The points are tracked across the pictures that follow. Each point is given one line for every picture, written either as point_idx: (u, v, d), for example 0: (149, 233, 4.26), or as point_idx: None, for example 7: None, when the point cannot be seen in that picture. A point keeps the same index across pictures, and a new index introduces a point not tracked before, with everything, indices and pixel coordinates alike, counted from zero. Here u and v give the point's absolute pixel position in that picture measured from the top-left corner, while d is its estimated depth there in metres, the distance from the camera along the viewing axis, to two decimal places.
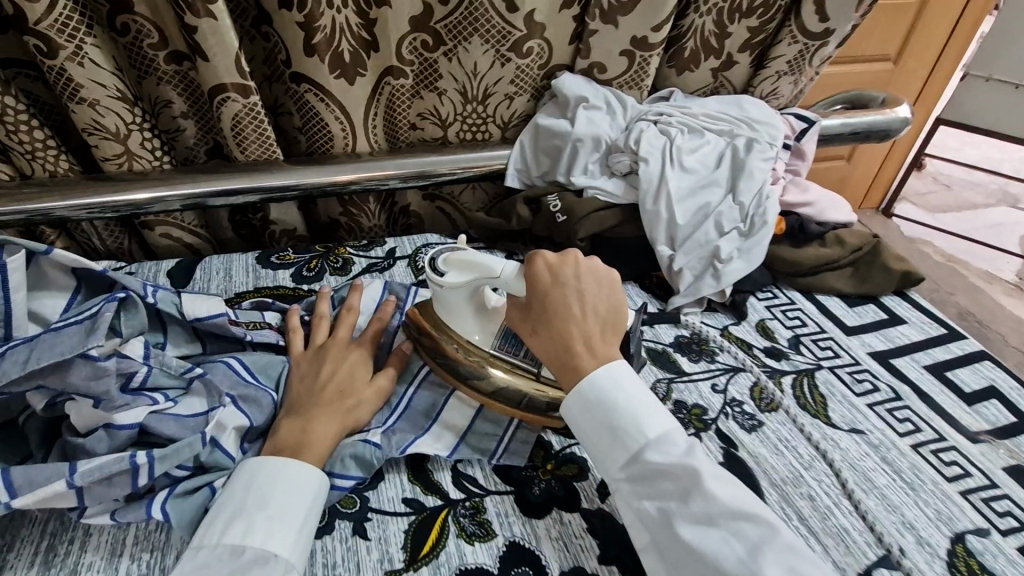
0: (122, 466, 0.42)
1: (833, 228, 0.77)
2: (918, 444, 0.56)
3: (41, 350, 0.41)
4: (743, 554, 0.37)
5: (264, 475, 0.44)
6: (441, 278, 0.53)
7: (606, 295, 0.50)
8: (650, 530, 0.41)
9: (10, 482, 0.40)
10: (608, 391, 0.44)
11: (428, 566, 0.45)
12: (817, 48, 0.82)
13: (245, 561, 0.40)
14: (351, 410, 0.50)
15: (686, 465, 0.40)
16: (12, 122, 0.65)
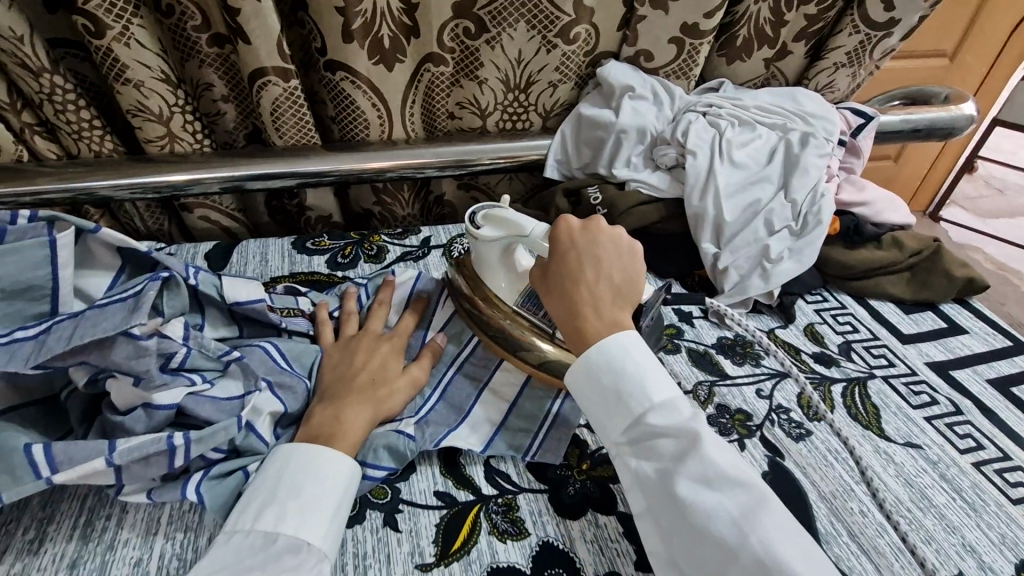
0: (160, 447, 0.42)
1: (890, 230, 0.72)
2: (980, 462, 0.52)
3: (85, 326, 0.41)
4: (738, 517, 0.35)
5: (296, 462, 0.43)
6: (477, 231, 0.54)
7: (623, 263, 0.48)
8: (645, 493, 0.39)
9: (51, 457, 0.40)
10: (611, 351, 0.43)
11: (459, 562, 0.44)
12: (879, 40, 0.77)
13: (278, 550, 0.39)
14: (384, 399, 0.49)
15: (689, 430, 0.38)
16: (61, 102, 0.65)
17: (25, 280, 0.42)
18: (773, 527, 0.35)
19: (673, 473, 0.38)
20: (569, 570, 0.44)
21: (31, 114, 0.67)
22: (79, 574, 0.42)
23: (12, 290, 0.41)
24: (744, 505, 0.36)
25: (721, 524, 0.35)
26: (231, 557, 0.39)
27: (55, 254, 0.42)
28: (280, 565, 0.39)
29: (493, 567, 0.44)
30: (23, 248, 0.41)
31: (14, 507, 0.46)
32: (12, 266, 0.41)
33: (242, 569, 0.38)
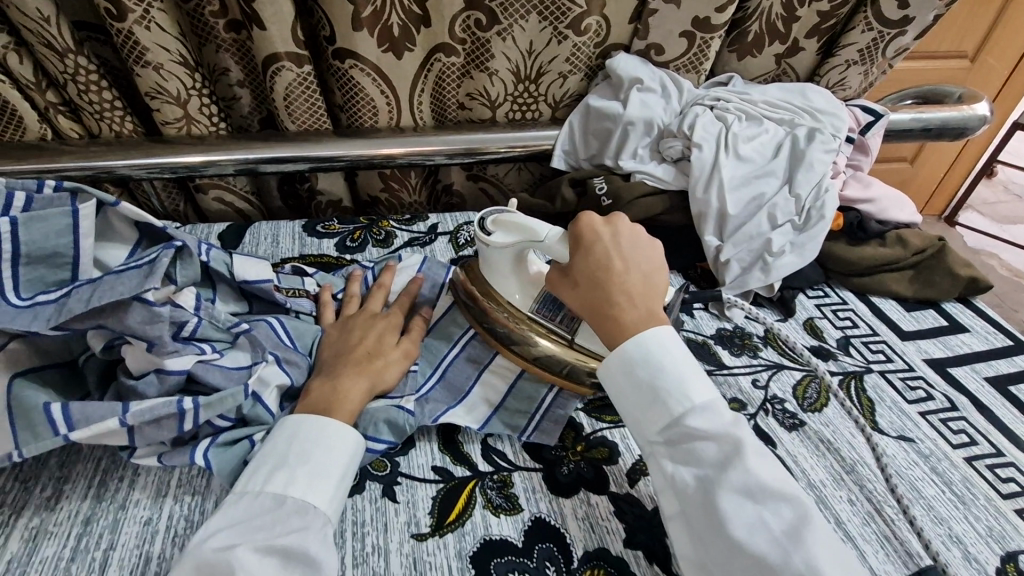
0: (170, 411, 0.44)
1: (894, 228, 0.73)
2: (972, 457, 0.53)
3: (104, 289, 0.42)
4: (780, 535, 0.36)
5: (305, 431, 0.45)
6: (489, 237, 0.53)
7: (648, 255, 0.49)
8: (680, 498, 0.40)
9: (68, 415, 0.43)
10: (649, 349, 0.44)
11: (454, 533, 0.45)
12: (892, 37, 0.77)
13: (287, 511, 0.41)
14: (379, 370, 0.51)
15: (732, 436, 0.39)
16: (84, 82, 0.67)
17: (48, 247, 0.44)
18: (816, 546, 0.36)
19: (713, 480, 0.38)
20: (560, 544, 0.45)
21: (54, 93, 0.70)
22: (92, 530, 0.44)
23: (36, 256, 0.43)
24: (785, 520, 0.37)
25: (760, 537, 0.36)
26: (241, 516, 0.40)
27: (77, 223, 0.44)
28: (287, 525, 0.40)
29: (485, 539, 0.45)
30: (46, 217, 0.43)
31: (33, 465, 0.48)
32: (36, 233, 0.43)
33: (252, 529, 0.39)
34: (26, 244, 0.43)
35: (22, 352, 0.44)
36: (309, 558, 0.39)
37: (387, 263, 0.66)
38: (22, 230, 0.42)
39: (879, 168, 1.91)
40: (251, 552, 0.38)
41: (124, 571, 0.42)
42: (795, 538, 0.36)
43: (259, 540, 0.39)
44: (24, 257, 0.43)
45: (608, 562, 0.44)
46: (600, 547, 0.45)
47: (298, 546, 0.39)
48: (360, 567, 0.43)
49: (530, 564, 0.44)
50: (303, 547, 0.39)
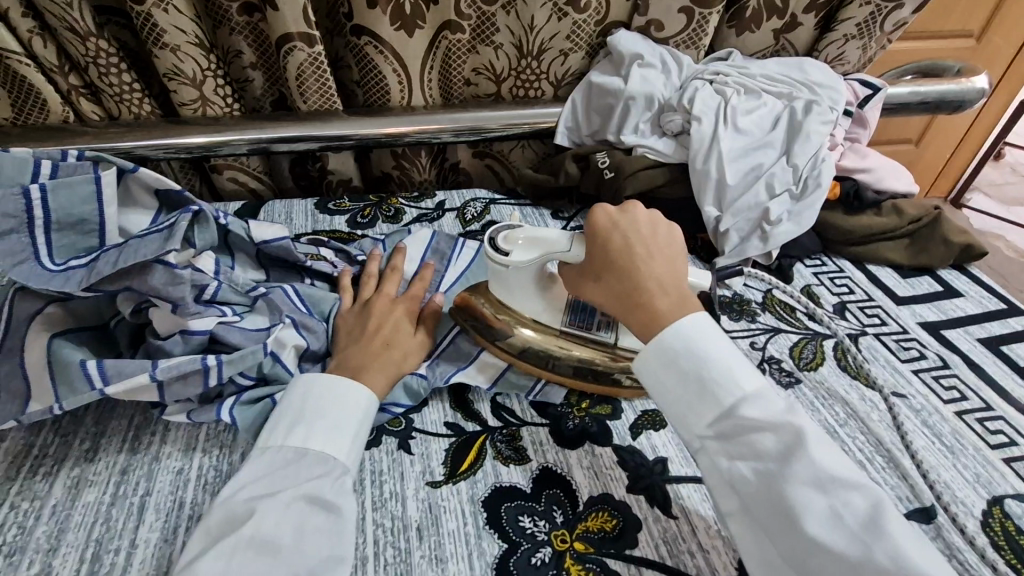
0: (195, 367, 0.46)
1: (890, 198, 0.75)
2: (963, 411, 0.55)
3: (128, 252, 0.44)
4: (858, 529, 0.34)
5: (321, 389, 0.46)
6: (508, 258, 0.52)
7: (669, 241, 0.49)
8: (743, 494, 0.38)
9: (103, 371, 0.45)
10: (692, 338, 0.43)
11: (466, 480, 0.48)
12: (889, 10, 0.78)
13: (307, 462, 0.43)
14: (399, 358, 0.52)
15: (792, 425, 0.38)
16: (104, 64, 0.70)
17: (76, 213, 0.46)
18: (896, 535, 0.34)
19: (779, 472, 0.37)
20: (566, 490, 0.48)
21: (77, 77, 0.72)
22: (129, 478, 0.47)
23: (65, 222, 0.45)
24: (861, 510, 0.35)
25: (837, 531, 0.35)
26: (265, 468, 0.42)
27: (100, 190, 0.46)
28: (309, 474, 0.42)
29: (496, 485, 0.48)
30: (74, 184, 0.45)
31: (71, 421, 0.51)
32: (64, 199, 0.45)
33: (277, 478, 0.41)
34: (55, 210, 0.45)
35: (58, 315, 0.46)
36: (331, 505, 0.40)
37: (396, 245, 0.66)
38: (49, 196, 0.44)
39: (884, 149, 1.91)
40: (273, 500, 0.39)
41: (160, 514, 0.45)
42: (876, 530, 0.34)
43: (281, 489, 0.40)
44: (55, 223, 0.45)
45: (611, 505, 0.47)
46: (604, 493, 0.48)
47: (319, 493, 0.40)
48: (379, 511, 0.46)
49: (538, 508, 0.46)
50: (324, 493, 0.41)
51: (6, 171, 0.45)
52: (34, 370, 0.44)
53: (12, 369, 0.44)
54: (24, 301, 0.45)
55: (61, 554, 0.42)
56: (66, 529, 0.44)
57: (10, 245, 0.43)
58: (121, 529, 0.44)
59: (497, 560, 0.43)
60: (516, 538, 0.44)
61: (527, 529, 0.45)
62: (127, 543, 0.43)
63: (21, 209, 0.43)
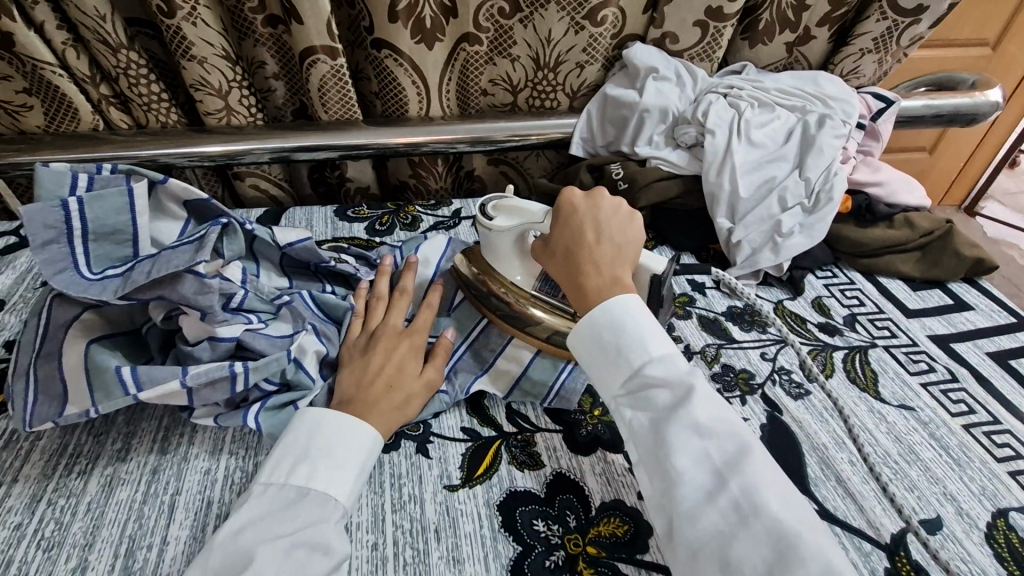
0: (223, 373, 0.48)
1: (902, 211, 0.75)
2: (970, 424, 0.56)
3: (161, 263, 0.46)
4: (720, 465, 0.38)
5: (327, 426, 0.45)
6: (491, 222, 0.57)
7: (624, 227, 0.53)
8: (638, 441, 0.42)
9: (136, 377, 0.46)
10: (614, 308, 0.46)
11: (483, 485, 0.50)
12: (904, 25, 0.79)
13: (309, 503, 0.42)
14: (401, 405, 0.50)
15: (685, 382, 0.41)
16: (134, 75, 0.72)
17: (110, 224, 0.47)
18: (752, 473, 0.38)
19: (664, 419, 0.41)
20: (579, 496, 0.49)
21: (107, 86, 0.75)
22: (159, 478, 0.49)
23: (101, 232, 0.47)
24: (727, 452, 0.39)
25: (700, 467, 0.38)
26: (265, 508, 0.41)
27: (132, 202, 0.48)
28: (310, 517, 0.41)
29: (511, 490, 0.49)
30: (110, 194, 0.47)
31: (103, 421, 0.53)
32: (100, 210, 0.47)
33: (277, 521, 0.40)
34: (92, 221, 0.46)
35: (93, 321, 0.48)
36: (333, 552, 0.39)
37: (410, 259, 0.64)
38: (87, 208, 0.46)
39: (897, 158, 1.91)
40: (278, 544, 0.38)
41: (189, 513, 0.47)
42: (734, 466, 0.38)
43: (280, 534, 0.39)
44: (92, 233, 0.46)
45: (623, 511, 0.48)
46: (616, 499, 0.49)
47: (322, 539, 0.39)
48: (399, 512, 0.48)
49: (553, 512, 0.48)
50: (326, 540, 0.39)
51: (45, 186, 0.47)
52: (72, 373, 0.46)
53: (51, 372, 0.46)
54: (62, 308, 0.47)
55: (96, 549, 0.44)
56: (100, 525, 0.46)
57: (50, 255, 0.45)
58: (153, 526, 0.46)
59: (512, 563, 0.44)
60: (531, 541, 0.46)
61: (542, 533, 0.47)
62: (158, 539, 0.45)
63: (60, 220, 0.45)
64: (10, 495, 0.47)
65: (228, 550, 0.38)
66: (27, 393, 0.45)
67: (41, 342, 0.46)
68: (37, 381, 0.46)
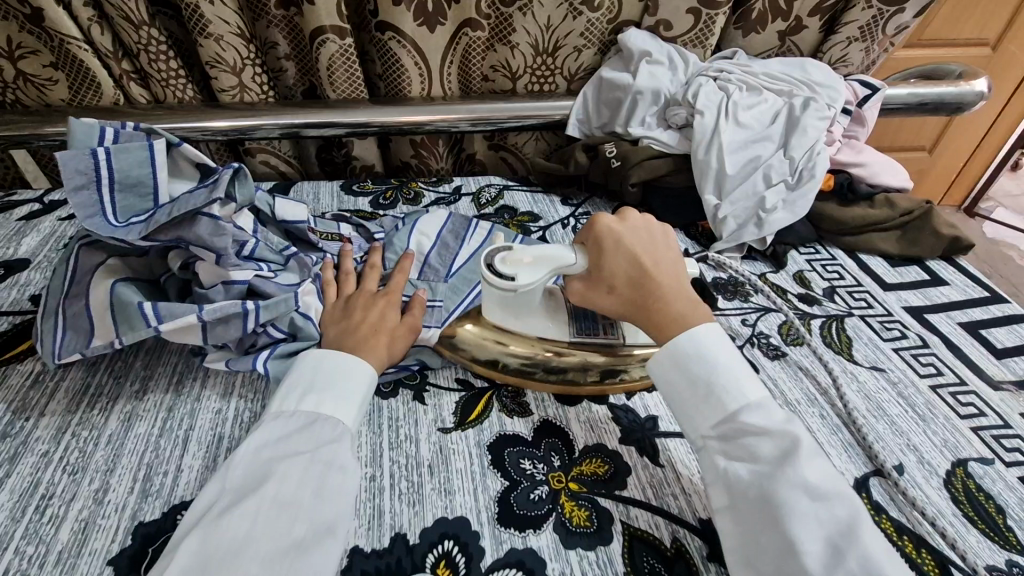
0: (236, 310, 0.51)
1: (884, 191, 0.79)
2: (937, 385, 0.59)
3: (180, 204, 0.50)
4: (833, 531, 0.37)
5: (331, 363, 0.49)
6: (515, 282, 0.52)
7: (668, 249, 0.55)
8: (733, 493, 0.41)
9: (157, 312, 0.49)
10: (700, 345, 0.47)
11: (474, 428, 0.53)
12: (891, 15, 0.82)
13: (319, 426, 0.45)
14: (385, 345, 0.54)
15: (789, 433, 0.41)
16: (154, 52, 0.76)
17: (133, 176, 0.51)
18: (868, 539, 0.36)
19: (771, 475, 0.40)
20: (564, 439, 0.53)
21: (128, 62, 0.79)
22: (174, 415, 0.53)
23: (126, 183, 0.50)
24: (839, 517, 0.37)
25: (815, 535, 0.37)
26: (279, 431, 0.45)
27: (153, 157, 0.52)
28: (320, 437, 0.45)
29: (501, 433, 0.53)
30: (134, 149, 0.51)
31: (123, 365, 0.57)
32: (125, 161, 0.50)
33: (290, 442, 0.44)
34: (118, 171, 0.50)
35: (117, 266, 0.52)
36: (341, 466, 0.43)
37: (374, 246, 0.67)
38: (114, 158, 0.50)
39: (895, 157, 1.93)
40: (296, 462, 0.42)
41: (201, 446, 0.51)
42: (850, 532, 0.37)
43: (295, 453, 0.43)
44: (118, 183, 0.50)
45: (604, 453, 0.52)
46: (598, 443, 0.53)
47: (332, 456, 0.43)
48: (396, 450, 0.51)
49: (538, 452, 0.51)
50: (335, 456, 0.43)
51: (77, 137, 0.51)
52: (98, 309, 0.50)
53: (78, 311, 0.50)
54: (88, 254, 0.51)
55: (117, 474, 0.48)
56: (120, 454, 0.50)
57: (81, 200, 0.48)
58: (168, 455, 0.50)
59: (499, 495, 0.48)
60: (516, 477, 0.49)
61: (527, 470, 0.50)
62: (173, 467, 0.49)
63: (90, 167, 0.49)
64: (38, 426, 0.51)
65: (248, 468, 0.42)
66: (57, 327, 0.49)
67: (69, 284, 0.50)
68: (65, 319, 0.50)
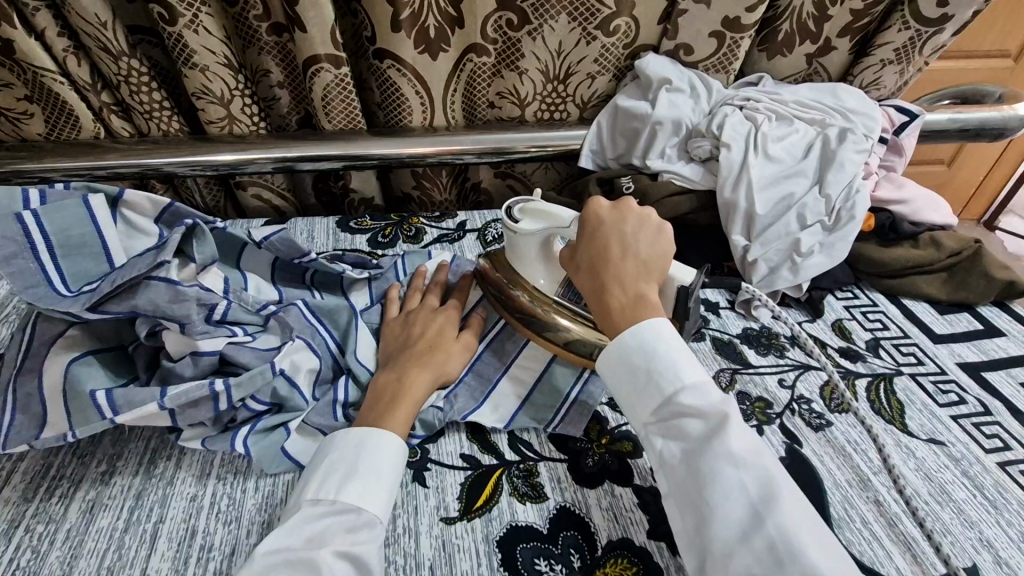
0: (204, 393, 0.45)
1: (928, 230, 0.72)
2: (1005, 462, 0.52)
3: (125, 268, 0.45)
4: (756, 500, 0.35)
5: (375, 443, 0.45)
6: (515, 224, 0.55)
7: (654, 243, 0.48)
8: (669, 474, 0.39)
9: (113, 400, 0.44)
10: (645, 330, 0.42)
11: (481, 517, 0.47)
12: (930, 36, 0.76)
13: (364, 523, 0.41)
14: (441, 362, 0.53)
15: (719, 410, 0.38)
16: (136, 83, 0.71)
17: (75, 236, 0.45)
18: (793, 517, 0.34)
19: (698, 451, 0.37)
20: (584, 533, 0.46)
21: (108, 94, 0.73)
22: (143, 504, 0.47)
23: (69, 246, 0.44)
24: (762, 487, 0.35)
25: (736, 504, 0.35)
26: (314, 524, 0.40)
27: (94, 214, 0.46)
28: (358, 536, 0.41)
29: (512, 525, 0.47)
30: (67, 207, 0.45)
31: (89, 442, 0.51)
32: (60, 221, 0.44)
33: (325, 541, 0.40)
34: (55, 233, 0.44)
35: (79, 337, 0.46)
36: (373, 573, 0.39)
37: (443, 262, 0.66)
38: (46, 221, 0.44)
39: (915, 170, 1.86)
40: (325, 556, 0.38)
41: (172, 543, 0.44)
42: (768, 501, 0.34)
43: (331, 546, 0.39)
44: (58, 247, 0.44)
45: (631, 551, 0.45)
46: (624, 538, 0.46)
47: (365, 559, 0.39)
48: (393, 547, 0.45)
49: (555, 551, 0.45)
50: (369, 557, 0.39)
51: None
52: (51, 390, 0.43)
53: (30, 392, 0.43)
54: (47, 324, 0.45)
55: None
56: (79, 555, 0.43)
57: (18, 269, 0.42)
58: (133, 556, 0.43)
59: None
60: None
61: (543, 573, 0.44)
62: (138, 571, 0.43)
63: (20, 233, 0.43)
64: None
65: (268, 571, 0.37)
66: (5, 409, 0.43)
67: (23, 358, 0.44)
68: (14, 399, 0.43)
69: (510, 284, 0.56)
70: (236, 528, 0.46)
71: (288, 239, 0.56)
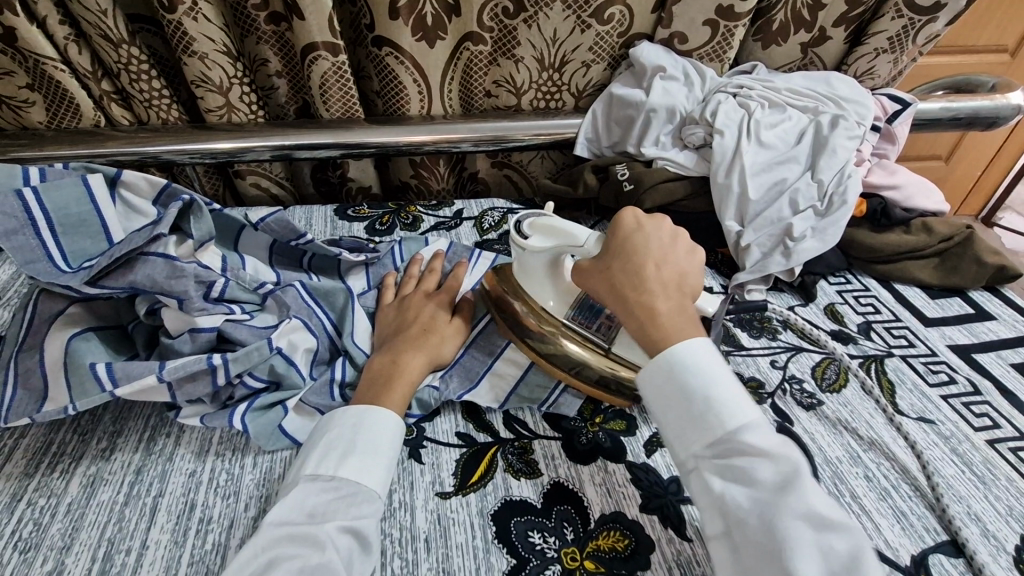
0: (201, 367, 0.46)
1: (920, 216, 0.73)
2: (994, 440, 0.53)
3: (123, 244, 0.45)
4: (840, 568, 0.33)
5: (371, 424, 0.45)
6: (525, 240, 0.55)
7: (687, 256, 0.49)
8: (727, 518, 0.37)
9: (113, 374, 0.44)
10: (698, 356, 0.41)
11: (476, 492, 0.48)
12: (921, 25, 0.76)
13: (362, 498, 0.42)
14: (434, 346, 0.53)
15: (790, 457, 0.37)
16: (135, 71, 0.71)
17: (74, 214, 0.45)
18: None
19: (771, 502, 0.35)
20: (577, 507, 0.47)
21: (109, 82, 0.74)
22: (143, 479, 0.48)
23: (69, 224, 0.45)
24: (848, 556, 0.33)
25: (817, 567, 0.33)
26: (311, 499, 0.41)
27: (92, 193, 0.47)
28: (357, 509, 0.41)
29: (506, 499, 0.47)
30: (65, 185, 0.46)
31: (90, 419, 0.52)
32: (59, 200, 0.45)
33: (323, 514, 0.40)
34: (54, 211, 0.44)
35: (80, 314, 0.47)
36: (372, 546, 0.40)
37: (438, 250, 0.66)
38: (44, 198, 0.44)
39: (911, 166, 1.86)
40: (325, 530, 0.39)
41: (171, 517, 0.45)
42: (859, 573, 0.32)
43: (332, 520, 0.40)
44: (58, 225, 0.45)
45: (623, 525, 0.46)
46: (617, 512, 0.47)
47: (368, 533, 0.40)
48: (389, 520, 0.46)
49: (549, 523, 0.46)
50: (369, 530, 0.40)
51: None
52: (51, 365, 0.44)
53: (31, 367, 0.44)
54: (48, 300, 0.46)
55: (73, 552, 0.42)
56: (79, 528, 0.44)
57: (18, 245, 0.43)
58: (133, 529, 0.44)
59: None
60: (525, 554, 0.44)
61: (537, 545, 0.44)
62: (137, 544, 0.43)
63: (19, 209, 0.43)
64: None
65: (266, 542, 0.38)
66: (6, 383, 0.43)
67: (25, 334, 0.45)
68: (16, 374, 0.44)
69: (512, 295, 0.56)
70: (234, 503, 0.47)
71: (283, 219, 0.57)
